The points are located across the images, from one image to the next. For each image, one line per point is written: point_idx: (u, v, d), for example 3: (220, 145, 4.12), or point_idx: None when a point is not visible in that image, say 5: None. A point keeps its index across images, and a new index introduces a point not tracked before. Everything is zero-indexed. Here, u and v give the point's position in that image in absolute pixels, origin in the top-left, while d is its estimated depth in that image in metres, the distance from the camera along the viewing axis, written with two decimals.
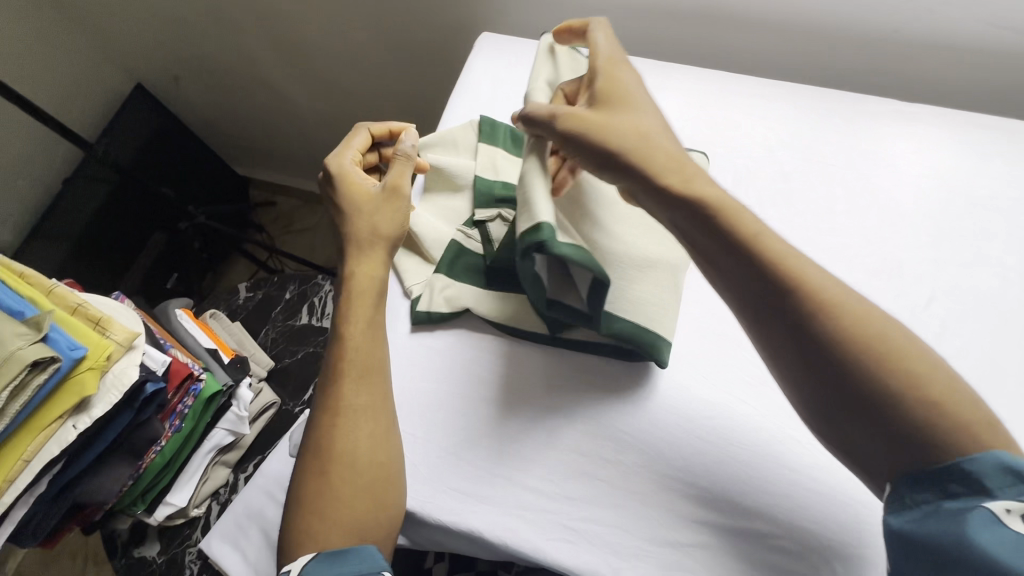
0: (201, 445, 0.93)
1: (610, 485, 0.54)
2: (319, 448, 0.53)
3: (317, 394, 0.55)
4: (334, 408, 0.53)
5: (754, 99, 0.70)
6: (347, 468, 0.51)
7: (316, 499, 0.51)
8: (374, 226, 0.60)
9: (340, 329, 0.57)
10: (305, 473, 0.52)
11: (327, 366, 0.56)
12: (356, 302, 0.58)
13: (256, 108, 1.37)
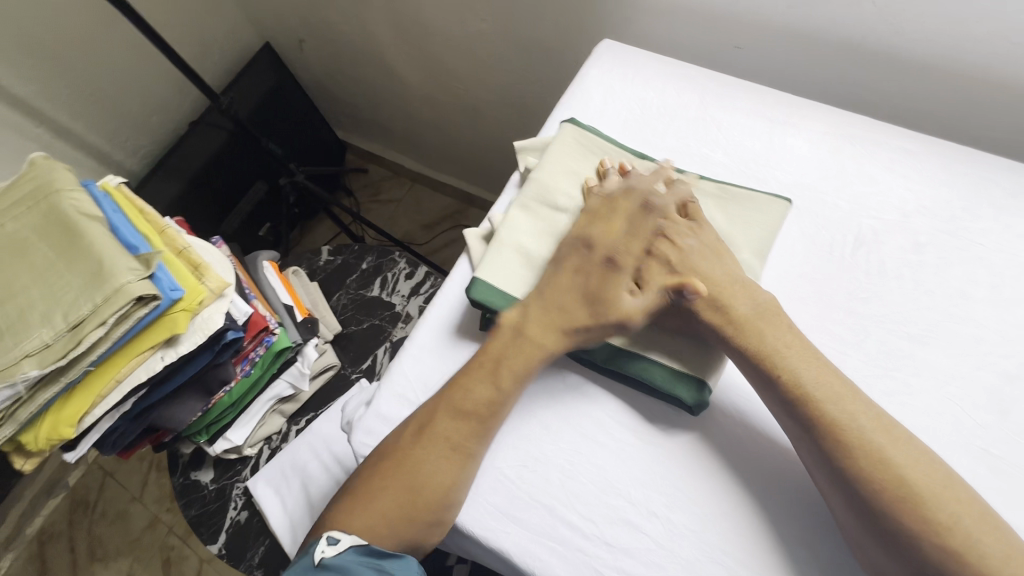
0: (263, 392, 0.99)
1: (652, 541, 0.51)
2: (415, 468, 0.52)
3: (436, 418, 0.54)
4: (451, 445, 0.53)
5: (895, 153, 0.63)
6: (433, 497, 0.52)
7: (393, 512, 0.52)
8: (569, 302, 0.55)
9: (491, 374, 0.54)
10: (386, 480, 0.53)
11: (462, 401, 0.54)
12: (513, 353, 0.55)
13: (368, 80, 1.42)
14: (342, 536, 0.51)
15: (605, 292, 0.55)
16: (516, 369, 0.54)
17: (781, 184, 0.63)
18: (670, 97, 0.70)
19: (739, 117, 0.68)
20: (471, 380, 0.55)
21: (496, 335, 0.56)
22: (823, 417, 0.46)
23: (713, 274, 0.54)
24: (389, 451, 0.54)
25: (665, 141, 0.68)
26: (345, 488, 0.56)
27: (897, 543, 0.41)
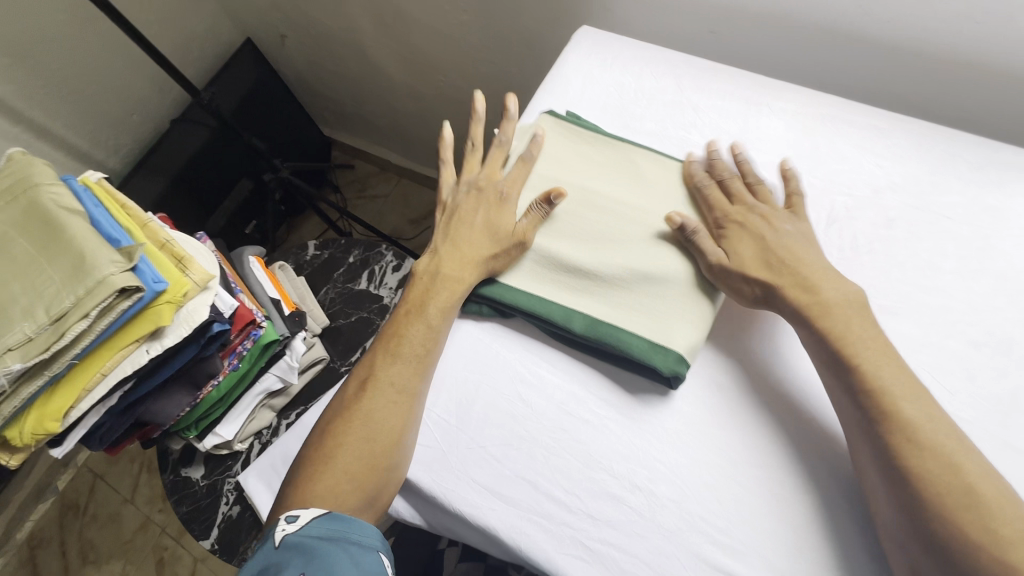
0: (252, 386, 0.99)
1: (636, 513, 0.52)
2: (368, 418, 0.55)
3: (371, 367, 0.59)
4: (395, 386, 0.57)
5: (867, 132, 0.64)
6: (390, 443, 0.55)
7: (353, 466, 0.53)
8: (474, 238, 0.62)
9: (421, 316, 0.60)
10: (345, 440, 0.55)
11: (396, 345, 0.59)
12: (438, 297, 0.60)
13: (352, 75, 1.42)
14: (301, 513, 0.50)
15: (499, 222, 0.62)
16: (439, 305, 0.60)
17: (757, 164, 0.64)
18: (648, 82, 0.71)
19: (716, 99, 0.69)
20: (401, 325, 0.60)
21: (418, 283, 0.62)
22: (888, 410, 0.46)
23: (811, 267, 0.54)
24: (343, 410, 0.57)
25: (644, 125, 0.69)
26: (301, 464, 0.56)
27: (934, 539, 0.42)
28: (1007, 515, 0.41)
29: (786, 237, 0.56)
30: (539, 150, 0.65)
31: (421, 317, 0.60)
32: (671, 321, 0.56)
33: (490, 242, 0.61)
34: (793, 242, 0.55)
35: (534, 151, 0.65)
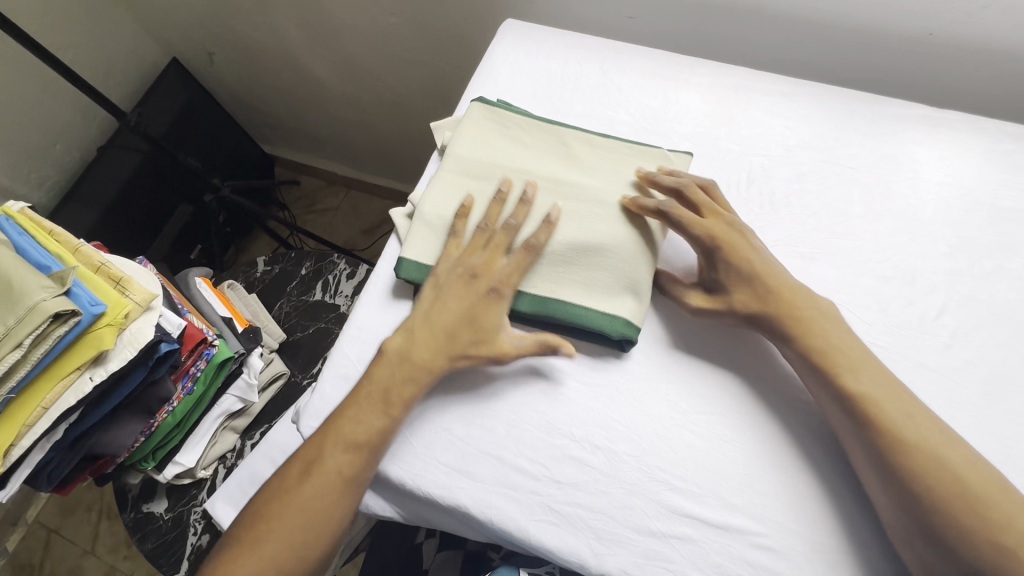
0: (211, 410, 0.97)
1: (598, 472, 0.54)
2: (307, 502, 0.53)
3: (319, 451, 0.55)
4: (344, 477, 0.54)
5: (776, 97, 0.69)
6: (323, 531, 0.53)
7: (285, 551, 0.52)
8: (454, 328, 0.57)
9: (381, 404, 0.55)
10: (278, 522, 0.53)
11: (352, 434, 0.55)
12: (393, 379, 0.56)
13: (288, 88, 1.40)
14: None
15: (488, 321, 0.57)
16: (397, 400, 0.55)
17: (680, 135, 0.68)
18: (574, 68, 0.75)
19: (637, 78, 0.72)
20: (361, 411, 0.55)
21: (382, 362, 0.57)
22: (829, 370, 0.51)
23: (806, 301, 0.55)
24: (282, 487, 0.55)
25: (573, 108, 0.72)
26: (237, 529, 0.55)
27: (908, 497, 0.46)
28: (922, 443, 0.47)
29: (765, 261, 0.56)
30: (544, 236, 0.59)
31: (376, 408, 0.55)
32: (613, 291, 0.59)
33: (472, 342, 0.56)
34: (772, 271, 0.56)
35: (539, 236, 0.59)
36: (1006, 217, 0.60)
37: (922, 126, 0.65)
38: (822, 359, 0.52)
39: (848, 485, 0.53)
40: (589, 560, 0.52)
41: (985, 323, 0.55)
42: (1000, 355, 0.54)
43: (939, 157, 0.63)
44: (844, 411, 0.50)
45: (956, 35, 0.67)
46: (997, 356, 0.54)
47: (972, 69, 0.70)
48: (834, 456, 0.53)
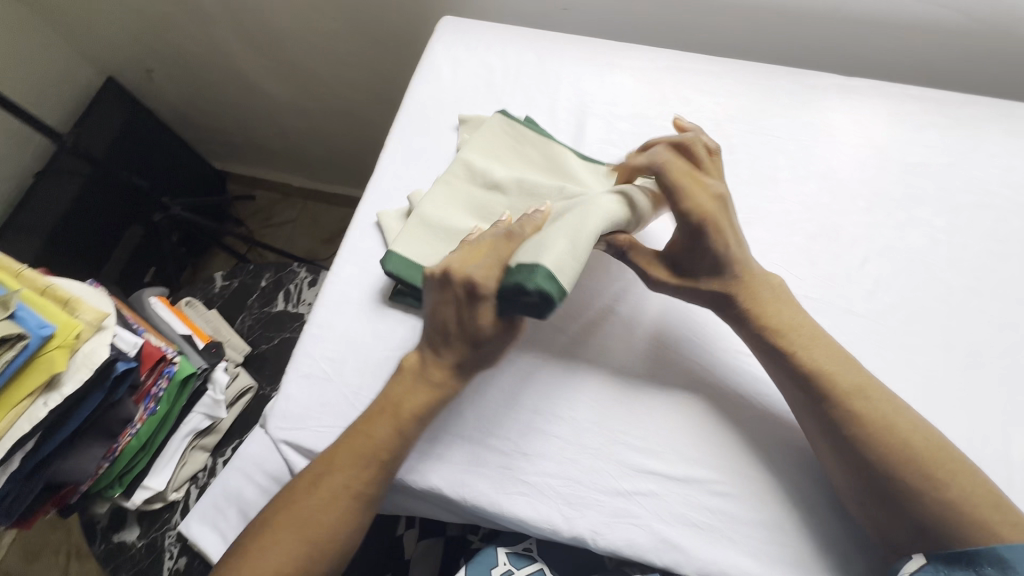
0: (178, 428, 0.95)
1: (564, 441, 0.57)
2: (315, 516, 0.52)
3: (332, 466, 0.54)
4: (351, 492, 0.53)
5: (703, 75, 0.73)
6: (327, 546, 0.52)
7: (291, 564, 0.51)
8: (442, 330, 0.54)
9: (393, 421, 0.55)
10: (282, 536, 0.51)
11: (367, 449, 0.54)
12: (407, 396, 0.55)
13: (232, 101, 1.38)
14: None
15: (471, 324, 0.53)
16: (407, 418, 0.55)
17: (617, 117, 0.72)
18: (512, 60, 0.77)
19: (573, 66, 0.75)
20: (373, 426, 0.55)
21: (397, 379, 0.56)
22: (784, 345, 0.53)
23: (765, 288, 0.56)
24: (290, 497, 0.54)
25: (514, 99, 0.74)
26: (236, 542, 0.53)
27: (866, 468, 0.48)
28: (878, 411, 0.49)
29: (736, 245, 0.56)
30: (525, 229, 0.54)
31: (392, 424, 0.54)
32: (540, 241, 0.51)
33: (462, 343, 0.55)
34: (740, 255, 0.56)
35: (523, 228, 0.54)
36: (914, 171, 0.65)
37: (835, 94, 0.70)
38: (776, 335, 0.54)
39: (791, 427, 0.57)
40: (561, 525, 0.54)
41: (902, 268, 0.60)
42: (915, 296, 0.59)
43: (852, 121, 0.68)
44: (799, 386, 0.52)
45: (858, 8, 0.73)
46: (913, 297, 0.59)
47: (877, 38, 0.76)
48: (779, 403, 0.57)
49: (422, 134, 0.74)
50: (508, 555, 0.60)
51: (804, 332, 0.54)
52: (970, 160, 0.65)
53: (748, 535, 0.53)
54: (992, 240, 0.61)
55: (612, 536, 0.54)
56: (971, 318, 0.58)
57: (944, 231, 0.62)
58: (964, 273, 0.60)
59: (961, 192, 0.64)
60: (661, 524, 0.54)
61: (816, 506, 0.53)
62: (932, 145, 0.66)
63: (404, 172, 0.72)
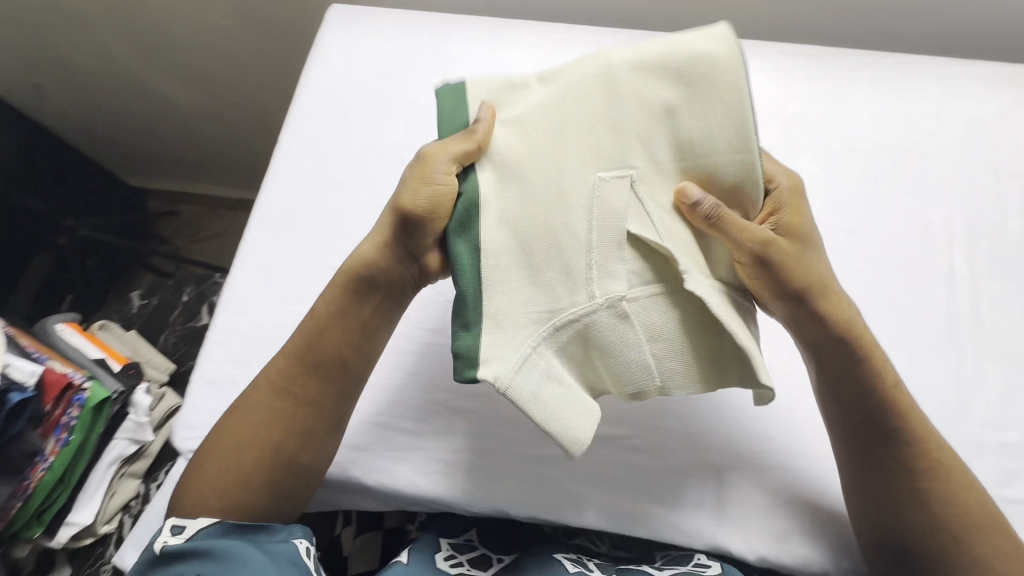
0: (101, 458, 0.89)
1: (477, 415, 0.57)
2: (244, 422, 0.53)
3: (273, 369, 0.54)
4: (277, 392, 0.53)
5: (591, 46, 0.75)
6: (262, 457, 0.52)
7: (224, 480, 0.51)
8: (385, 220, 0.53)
9: (320, 320, 0.54)
10: (219, 449, 0.52)
11: (298, 343, 0.54)
12: (332, 285, 0.55)
13: (136, 114, 1.31)
14: (188, 523, 0.48)
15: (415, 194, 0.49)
16: (330, 306, 0.54)
17: None
18: (405, 43, 0.76)
19: (466, 46, 0.75)
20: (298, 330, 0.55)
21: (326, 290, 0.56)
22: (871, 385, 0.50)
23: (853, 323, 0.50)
24: (236, 408, 0.54)
25: (409, 82, 0.74)
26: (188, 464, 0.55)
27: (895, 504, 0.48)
28: (949, 470, 0.49)
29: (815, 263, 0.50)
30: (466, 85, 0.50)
31: (319, 320, 0.54)
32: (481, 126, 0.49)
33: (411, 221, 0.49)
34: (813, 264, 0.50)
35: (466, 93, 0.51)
36: (791, 123, 0.68)
37: None
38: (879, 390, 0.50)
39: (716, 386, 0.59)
40: (481, 497, 0.55)
41: None
42: None
43: None
44: (872, 432, 0.50)
45: None
46: None
47: None
48: None
49: (318, 125, 0.72)
50: (450, 543, 0.57)
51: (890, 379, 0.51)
52: (841, 108, 0.69)
53: (660, 484, 0.55)
54: (864, 181, 0.65)
55: (532, 502, 0.54)
56: (850, 254, 0.62)
57: (822, 176, 0.65)
58: (841, 214, 0.64)
59: (835, 139, 0.67)
60: (578, 484, 0.55)
61: (722, 445, 0.56)
62: (806, 97, 0.70)
63: (302, 164, 0.70)
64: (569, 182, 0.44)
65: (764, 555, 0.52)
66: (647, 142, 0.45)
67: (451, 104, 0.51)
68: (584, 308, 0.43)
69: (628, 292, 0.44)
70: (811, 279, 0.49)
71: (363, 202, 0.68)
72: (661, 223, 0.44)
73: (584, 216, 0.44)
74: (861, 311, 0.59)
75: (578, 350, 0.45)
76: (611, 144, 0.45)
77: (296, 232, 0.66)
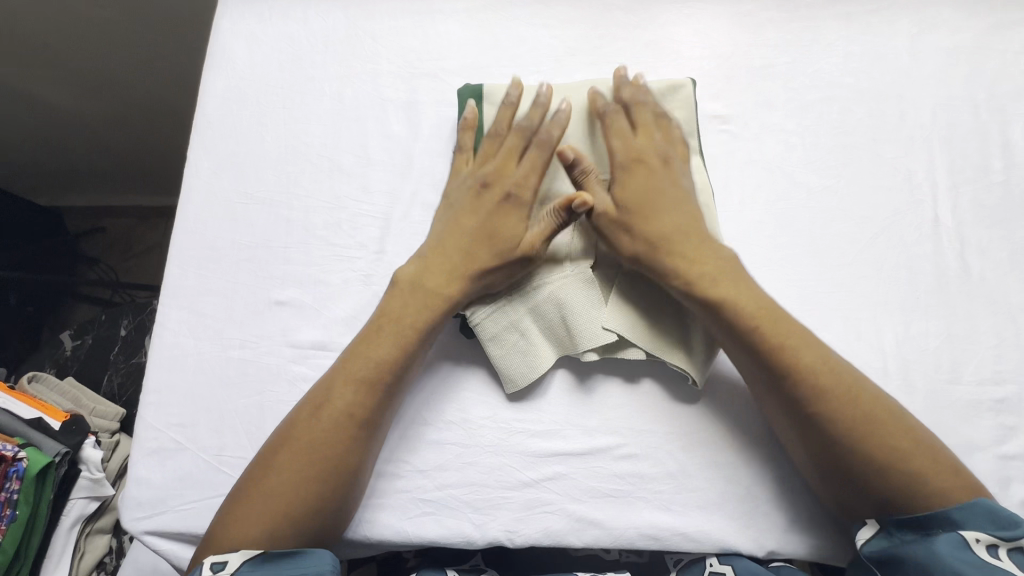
0: (59, 523, 0.80)
1: (459, 446, 0.52)
2: (311, 443, 0.46)
3: (353, 374, 0.49)
4: (359, 411, 0.47)
5: (532, 6, 0.65)
6: (344, 476, 0.46)
7: (301, 497, 0.44)
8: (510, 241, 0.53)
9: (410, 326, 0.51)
10: (283, 458, 0.46)
11: (385, 351, 0.50)
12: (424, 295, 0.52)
13: (42, 141, 1.14)
14: (229, 556, 0.42)
15: (503, 232, 0.53)
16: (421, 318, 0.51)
17: (449, 73, 0.63)
18: (318, 24, 0.65)
19: (388, 21, 0.65)
20: (372, 340, 0.50)
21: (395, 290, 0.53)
22: (850, 394, 0.45)
23: (812, 350, 0.47)
24: (295, 424, 0.48)
25: (328, 72, 0.64)
26: (228, 492, 0.46)
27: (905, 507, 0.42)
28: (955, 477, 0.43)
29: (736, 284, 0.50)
30: (517, 97, 0.57)
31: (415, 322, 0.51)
32: None
33: (490, 255, 0.52)
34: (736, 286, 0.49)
35: (531, 118, 0.56)
36: (760, 75, 0.62)
37: (672, 5, 0.65)
38: (856, 399, 0.45)
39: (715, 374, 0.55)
40: (473, 532, 0.51)
41: (760, 183, 0.59)
42: (778, 209, 0.58)
43: (692, 32, 0.64)
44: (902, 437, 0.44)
45: None
46: (777, 210, 0.58)
47: None
48: None
49: (229, 135, 0.62)
50: None
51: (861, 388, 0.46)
52: (810, 54, 0.63)
53: (660, 490, 0.51)
54: (842, 133, 0.60)
55: (530, 530, 0.51)
56: (832, 215, 0.58)
57: (797, 133, 0.60)
58: (821, 173, 0.59)
59: (808, 89, 0.62)
60: (575, 503, 0.51)
61: (722, 441, 0.52)
62: (771, 44, 0.63)
63: (218, 184, 0.60)
64: (561, 182, 0.57)
65: (772, 549, 0.50)
66: None
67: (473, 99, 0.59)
68: (555, 280, 0.54)
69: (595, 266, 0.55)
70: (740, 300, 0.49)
71: (295, 220, 0.59)
72: None
73: None
74: (847, 277, 0.56)
75: (553, 314, 0.53)
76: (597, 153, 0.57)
77: (224, 265, 0.58)
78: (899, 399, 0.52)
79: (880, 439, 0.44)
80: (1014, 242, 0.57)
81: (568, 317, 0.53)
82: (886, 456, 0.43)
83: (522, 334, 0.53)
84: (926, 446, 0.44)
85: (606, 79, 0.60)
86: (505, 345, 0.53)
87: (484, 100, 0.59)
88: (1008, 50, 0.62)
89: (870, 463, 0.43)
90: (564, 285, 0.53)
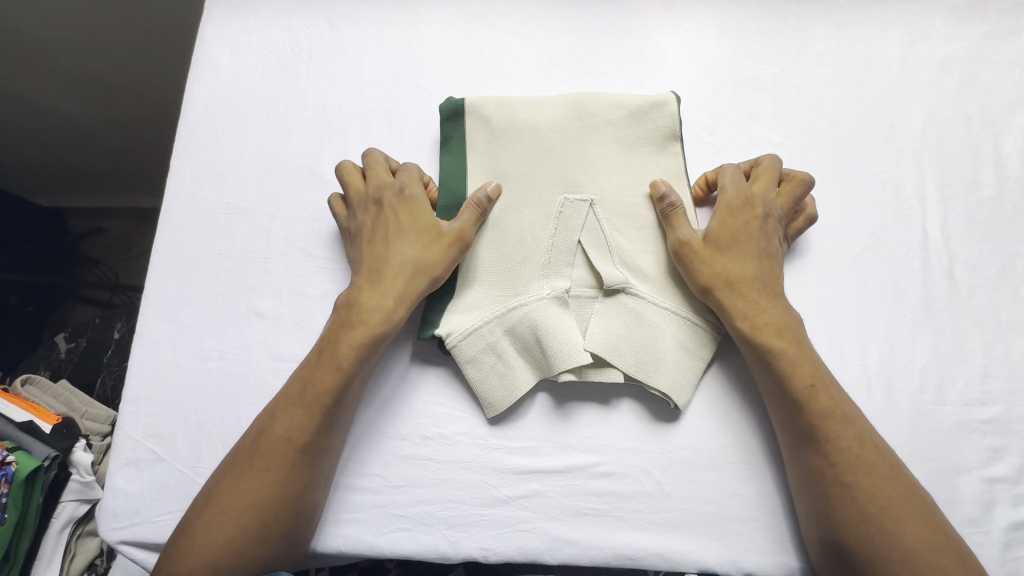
0: (49, 526, 0.79)
1: (435, 461, 0.52)
2: (254, 475, 0.46)
3: (286, 403, 0.49)
4: (295, 445, 0.47)
5: (517, 16, 0.65)
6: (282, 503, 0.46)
7: (242, 523, 0.45)
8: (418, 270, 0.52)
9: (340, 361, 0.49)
10: (228, 486, 0.47)
11: (321, 383, 0.49)
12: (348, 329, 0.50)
13: (39, 145, 1.14)
14: None
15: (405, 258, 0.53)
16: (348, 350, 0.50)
17: (433, 83, 0.63)
18: (302, 33, 0.65)
19: (374, 30, 0.65)
20: (309, 370, 0.50)
21: (333, 318, 0.52)
22: (890, 480, 0.45)
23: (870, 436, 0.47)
24: (242, 449, 0.48)
25: (312, 81, 0.64)
26: (188, 511, 0.47)
27: None
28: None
29: (802, 351, 0.49)
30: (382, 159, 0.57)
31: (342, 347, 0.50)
32: (487, 142, 0.58)
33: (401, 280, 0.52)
34: (804, 355, 0.49)
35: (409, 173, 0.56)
36: (747, 87, 0.61)
37: (659, 14, 0.64)
38: (895, 486, 0.45)
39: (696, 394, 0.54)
40: (448, 550, 0.50)
41: None
42: None
43: (679, 43, 0.63)
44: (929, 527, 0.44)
45: None
46: None
47: None
48: None
49: (212, 145, 0.62)
50: None
51: (903, 481, 0.45)
52: (798, 65, 0.62)
53: (638, 510, 0.51)
54: (830, 145, 0.59)
55: (505, 548, 0.50)
56: (819, 230, 0.57)
57: (784, 146, 0.59)
58: None
59: (796, 101, 0.61)
60: (550, 521, 0.51)
61: (702, 461, 0.52)
62: (760, 54, 0.62)
63: (200, 194, 0.60)
64: (543, 202, 0.56)
65: (749, 570, 0.49)
66: (609, 176, 0.57)
67: (454, 116, 0.59)
68: (533, 302, 0.53)
69: (573, 288, 0.54)
70: (808, 365, 0.48)
71: (275, 231, 0.59)
72: (614, 243, 0.55)
73: (547, 224, 0.56)
74: (833, 295, 0.55)
75: (529, 335, 0.53)
76: (578, 172, 0.56)
77: (205, 276, 0.58)
78: (881, 419, 0.51)
79: (864, 481, 0.45)
80: (1006, 259, 0.56)
81: (544, 338, 0.52)
82: (900, 531, 0.43)
83: (499, 356, 0.53)
84: (956, 553, 0.43)
85: (591, 93, 0.59)
86: (483, 368, 0.53)
87: (465, 115, 0.59)
88: (1003, 61, 0.61)
89: (883, 532, 0.43)
90: (541, 307, 0.53)
